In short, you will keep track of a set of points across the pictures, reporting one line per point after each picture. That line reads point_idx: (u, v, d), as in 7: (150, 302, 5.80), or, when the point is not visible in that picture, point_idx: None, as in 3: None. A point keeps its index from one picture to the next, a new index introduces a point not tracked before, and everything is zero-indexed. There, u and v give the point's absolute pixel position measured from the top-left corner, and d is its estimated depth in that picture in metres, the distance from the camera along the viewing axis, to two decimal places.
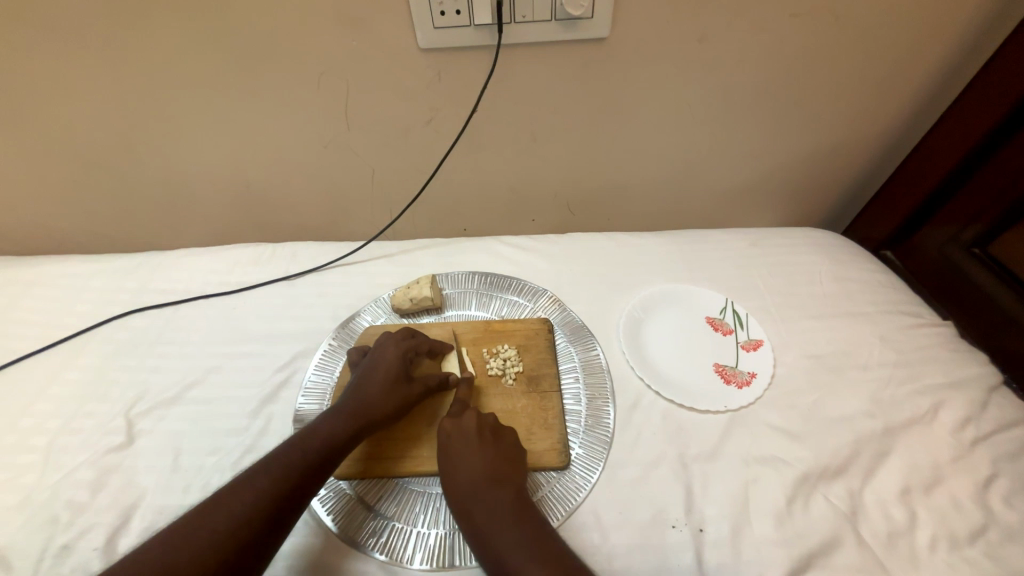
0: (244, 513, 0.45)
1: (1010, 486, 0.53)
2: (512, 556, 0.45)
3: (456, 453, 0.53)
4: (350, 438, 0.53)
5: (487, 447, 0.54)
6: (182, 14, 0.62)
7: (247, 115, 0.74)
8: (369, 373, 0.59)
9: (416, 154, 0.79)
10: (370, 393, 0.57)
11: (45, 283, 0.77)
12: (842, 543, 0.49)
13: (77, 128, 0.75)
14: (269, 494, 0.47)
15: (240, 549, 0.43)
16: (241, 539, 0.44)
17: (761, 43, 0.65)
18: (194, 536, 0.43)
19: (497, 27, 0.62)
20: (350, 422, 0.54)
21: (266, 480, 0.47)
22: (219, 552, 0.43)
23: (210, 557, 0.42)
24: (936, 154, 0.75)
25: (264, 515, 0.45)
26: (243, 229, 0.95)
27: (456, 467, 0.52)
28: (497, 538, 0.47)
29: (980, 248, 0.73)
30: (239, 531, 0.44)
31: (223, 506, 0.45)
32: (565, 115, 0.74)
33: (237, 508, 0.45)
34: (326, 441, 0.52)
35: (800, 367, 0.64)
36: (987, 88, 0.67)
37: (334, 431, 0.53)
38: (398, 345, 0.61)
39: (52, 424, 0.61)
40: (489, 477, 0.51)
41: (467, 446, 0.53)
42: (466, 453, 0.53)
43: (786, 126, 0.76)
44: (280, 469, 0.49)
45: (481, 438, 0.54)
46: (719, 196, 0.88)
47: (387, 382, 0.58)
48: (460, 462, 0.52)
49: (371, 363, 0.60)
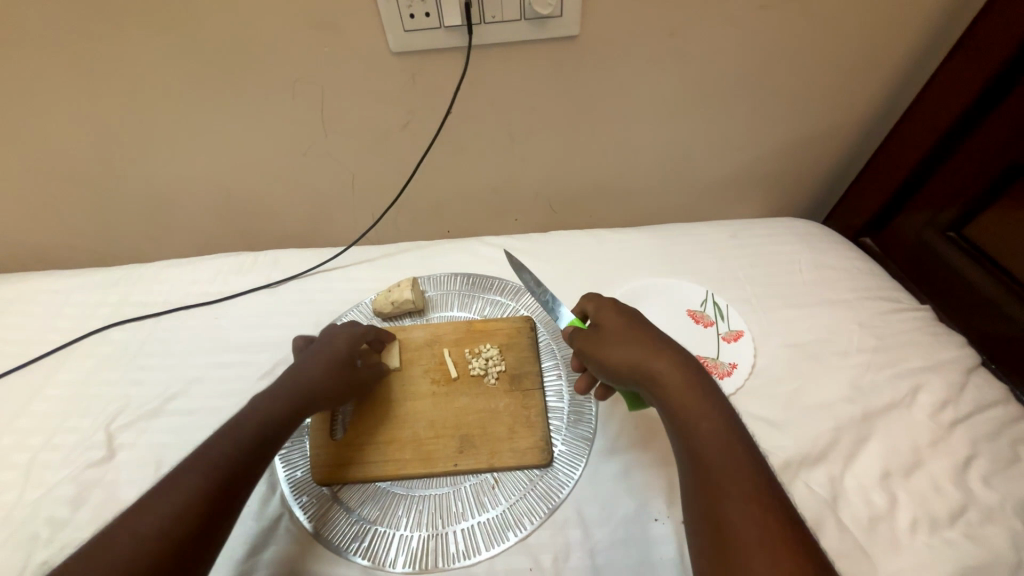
0: (195, 505, 0.43)
1: (988, 467, 0.53)
2: (705, 436, 0.43)
3: (625, 346, 0.51)
4: (293, 416, 0.54)
5: (661, 343, 0.50)
6: (151, 25, 0.62)
7: (222, 124, 0.74)
8: (311, 356, 0.59)
9: (394, 158, 0.79)
10: (311, 372, 0.57)
11: (25, 299, 0.77)
12: (823, 529, 0.50)
13: (52, 143, 0.75)
14: (218, 483, 0.45)
15: (189, 539, 0.42)
16: (189, 528, 0.42)
17: (731, 35, 0.65)
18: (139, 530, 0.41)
19: (467, 28, 0.62)
20: (290, 400, 0.54)
21: (222, 473, 0.46)
22: (167, 544, 0.41)
23: (157, 549, 0.40)
24: (910, 140, 0.75)
25: (208, 503, 0.44)
26: (226, 239, 0.94)
27: (626, 358, 0.50)
28: (689, 419, 0.45)
29: (956, 232, 0.74)
30: (188, 521, 0.42)
31: (167, 498, 0.43)
32: (542, 114, 0.74)
33: (183, 497, 0.43)
34: (267, 423, 0.52)
35: (780, 356, 0.64)
36: (956, 72, 0.67)
37: (277, 412, 0.53)
38: (347, 329, 0.62)
39: (32, 440, 0.61)
40: (674, 366, 0.48)
41: (636, 340, 0.51)
42: (636, 346, 0.50)
43: (762, 117, 0.77)
44: (234, 461, 0.47)
45: (652, 335, 0.51)
46: (699, 189, 0.89)
47: (329, 361, 0.58)
48: (632, 354, 0.50)
49: (320, 346, 0.60)
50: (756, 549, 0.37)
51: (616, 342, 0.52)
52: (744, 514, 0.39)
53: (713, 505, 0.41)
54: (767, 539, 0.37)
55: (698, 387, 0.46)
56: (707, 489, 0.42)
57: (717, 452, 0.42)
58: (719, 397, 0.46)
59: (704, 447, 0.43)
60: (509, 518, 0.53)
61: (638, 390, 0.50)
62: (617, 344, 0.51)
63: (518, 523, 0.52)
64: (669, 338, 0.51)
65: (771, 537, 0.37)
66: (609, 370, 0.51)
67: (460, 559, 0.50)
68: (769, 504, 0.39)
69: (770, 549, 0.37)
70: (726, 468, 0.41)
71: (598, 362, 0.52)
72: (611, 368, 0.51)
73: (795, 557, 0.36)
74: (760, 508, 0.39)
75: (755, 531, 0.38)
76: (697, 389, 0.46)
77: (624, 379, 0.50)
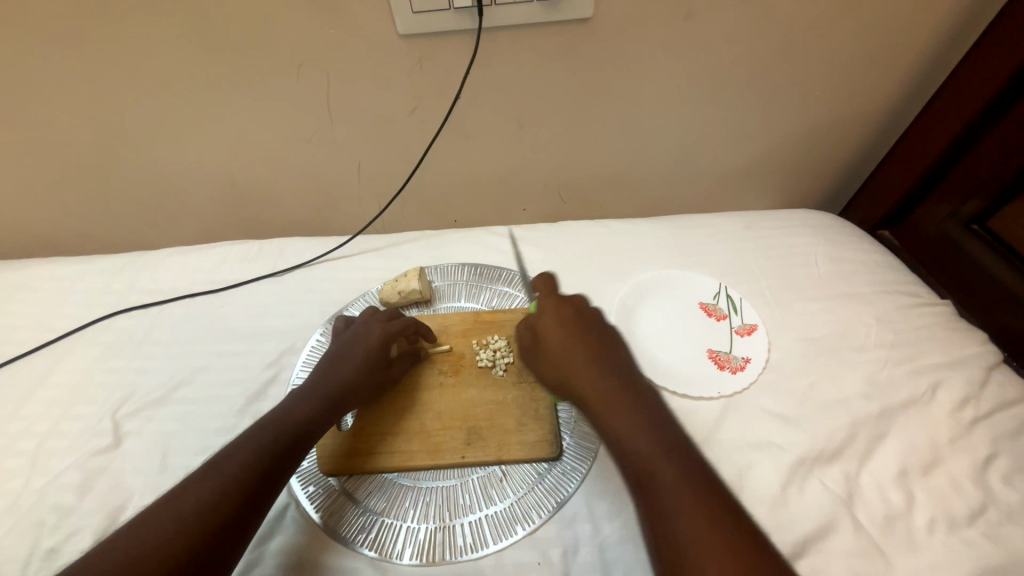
0: (211, 500, 0.43)
1: (1010, 466, 0.52)
2: (641, 438, 0.45)
3: (571, 346, 0.52)
4: (327, 413, 0.54)
5: (609, 354, 0.52)
6: (154, 7, 0.60)
7: (226, 110, 0.72)
8: (348, 352, 0.58)
9: (401, 145, 0.78)
10: (346, 369, 0.57)
11: (30, 287, 0.76)
12: (838, 527, 0.49)
13: (54, 128, 0.74)
14: (238, 481, 0.45)
15: (205, 538, 0.42)
16: (211, 527, 0.42)
17: (751, 17, 0.63)
18: (159, 525, 0.41)
19: (477, 10, 0.60)
20: (323, 401, 0.54)
21: (239, 466, 0.46)
22: (187, 539, 0.41)
23: (177, 545, 0.41)
24: (933, 129, 0.72)
25: (235, 503, 0.44)
26: (231, 226, 0.93)
27: (571, 358, 0.51)
28: (632, 431, 0.45)
29: (979, 225, 0.72)
30: (211, 517, 0.42)
31: (192, 494, 0.44)
32: (552, 100, 0.72)
33: (204, 494, 0.43)
34: (300, 421, 0.51)
35: (795, 350, 0.63)
36: (987, 56, 0.64)
37: (310, 411, 0.53)
38: (385, 328, 0.60)
39: (38, 427, 0.61)
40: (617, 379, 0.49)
41: (580, 341, 0.52)
42: (584, 346, 0.52)
43: (779, 106, 0.75)
44: (250, 455, 0.47)
45: (596, 337, 0.53)
46: (713, 180, 0.87)
47: (365, 361, 0.57)
48: (578, 355, 0.51)
49: (351, 338, 0.60)
50: (706, 556, 0.38)
51: (563, 341, 0.52)
52: (692, 524, 0.39)
53: (663, 520, 0.41)
54: (717, 545, 0.38)
55: (633, 389, 0.49)
56: (654, 498, 0.42)
57: (653, 452, 0.44)
58: (659, 409, 0.48)
59: (640, 445, 0.44)
60: (517, 511, 0.52)
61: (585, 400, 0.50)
62: (566, 349, 0.52)
63: (525, 517, 0.52)
64: (613, 341, 0.53)
65: (717, 547, 0.38)
66: (552, 367, 0.52)
67: (467, 552, 0.50)
68: (716, 512, 0.40)
69: (720, 556, 0.38)
70: (669, 477, 0.42)
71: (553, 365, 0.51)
72: (555, 366, 0.52)
73: (741, 558, 0.37)
74: (703, 517, 0.40)
75: (704, 541, 0.38)
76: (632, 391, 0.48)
77: (563, 379, 0.51)
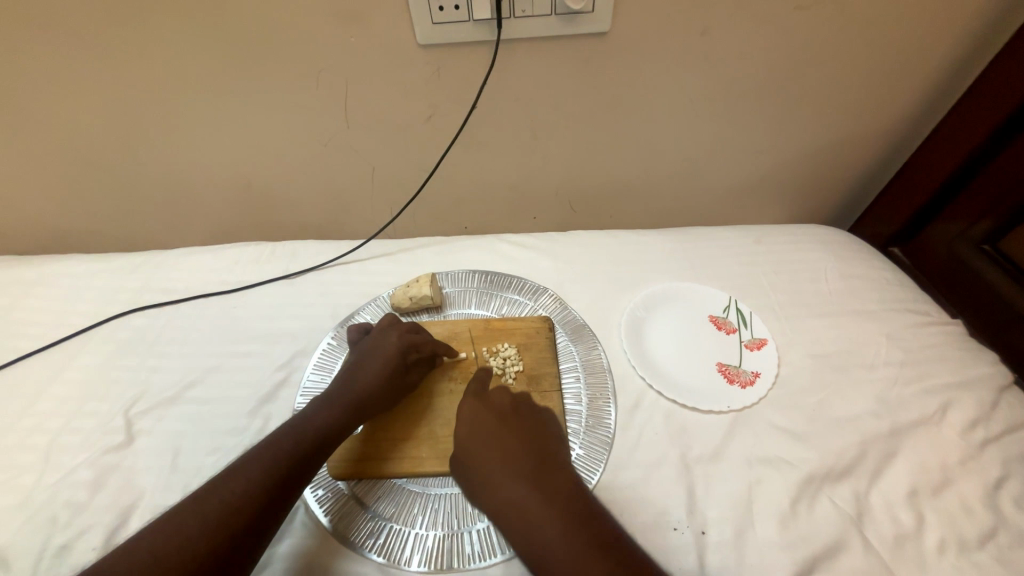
0: (235, 504, 0.46)
1: (1020, 489, 0.52)
2: (557, 541, 0.44)
3: (496, 428, 0.52)
4: (348, 421, 0.55)
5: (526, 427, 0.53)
6: (179, 12, 0.61)
7: (245, 113, 0.73)
8: (366, 360, 0.59)
9: (416, 152, 0.79)
10: (365, 379, 0.57)
11: (46, 283, 0.77)
12: (847, 546, 0.48)
13: (76, 128, 0.75)
14: (258, 484, 0.48)
15: (226, 539, 0.44)
16: (232, 530, 0.45)
17: (766, 35, 0.64)
18: (184, 526, 0.44)
19: (496, 22, 0.61)
20: (340, 410, 0.55)
21: (259, 471, 0.48)
22: (209, 540, 0.44)
23: (201, 544, 0.43)
24: (945, 148, 0.73)
25: (256, 506, 0.46)
26: (244, 227, 0.94)
27: (482, 439, 0.51)
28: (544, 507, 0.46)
29: (991, 245, 0.72)
30: (232, 519, 0.45)
31: (214, 496, 0.46)
32: (566, 112, 0.73)
33: (227, 497, 0.46)
34: (320, 431, 0.53)
35: (805, 366, 0.63)
36: (996, 81, 0.66)
37: (330, 422, 0.54)
38: (401, 336, 0.61)
39: (52, 422, 0.61)
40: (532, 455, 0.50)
41: (491, 435, 0.51)
42: (500, 427, 0.52)
43: (791, 122, 0.75)
44: (269, 459, 0.49)
45: (504, 423, 0.53)
46: (724, 192, 0.87)
47: (382, 370, 0.58)
48: (502, 438, 0.51)
49: (369, 346, 0.61)
50: None
51: (487, 424, 0.52)
52: None
53: None
54: None
55: (545, 483, 0.48)
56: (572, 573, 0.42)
57: (569, 550, 0.43)
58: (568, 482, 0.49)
59: (550, 538, 0.44)
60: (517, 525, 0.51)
61: (498, 477, 0.49)
62: (487, 425, 0.52)
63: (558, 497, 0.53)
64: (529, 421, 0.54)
65: None
66: (472, 445, 0.51)
67: (475, 561, 0.50)
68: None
69: None
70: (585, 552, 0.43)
71: (473, 441, 0.51)
72: (475, 443, 0.51)
73: None
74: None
75: None
76: (537, 479, 0.48)
77: (482, 456, 0.50)
